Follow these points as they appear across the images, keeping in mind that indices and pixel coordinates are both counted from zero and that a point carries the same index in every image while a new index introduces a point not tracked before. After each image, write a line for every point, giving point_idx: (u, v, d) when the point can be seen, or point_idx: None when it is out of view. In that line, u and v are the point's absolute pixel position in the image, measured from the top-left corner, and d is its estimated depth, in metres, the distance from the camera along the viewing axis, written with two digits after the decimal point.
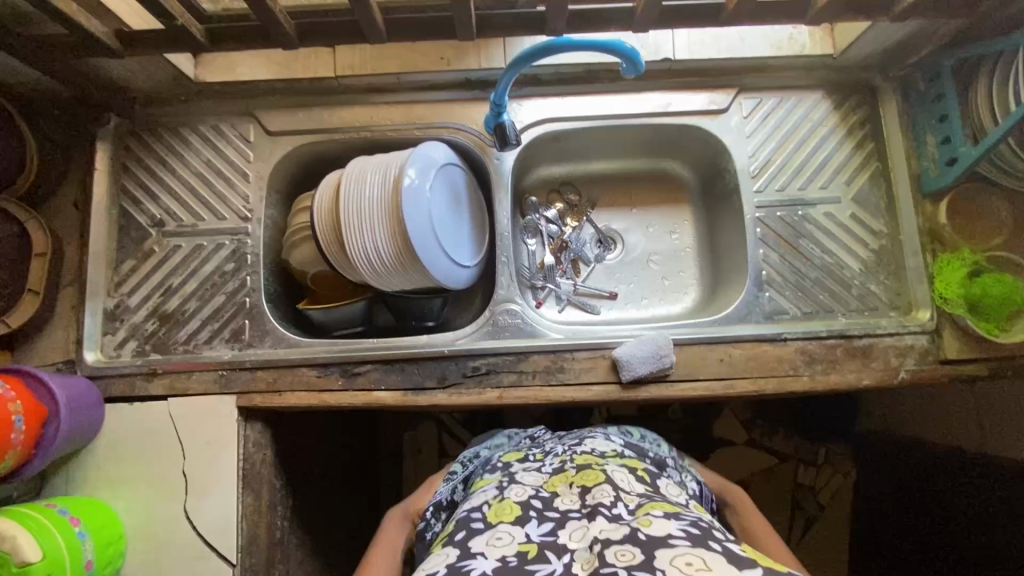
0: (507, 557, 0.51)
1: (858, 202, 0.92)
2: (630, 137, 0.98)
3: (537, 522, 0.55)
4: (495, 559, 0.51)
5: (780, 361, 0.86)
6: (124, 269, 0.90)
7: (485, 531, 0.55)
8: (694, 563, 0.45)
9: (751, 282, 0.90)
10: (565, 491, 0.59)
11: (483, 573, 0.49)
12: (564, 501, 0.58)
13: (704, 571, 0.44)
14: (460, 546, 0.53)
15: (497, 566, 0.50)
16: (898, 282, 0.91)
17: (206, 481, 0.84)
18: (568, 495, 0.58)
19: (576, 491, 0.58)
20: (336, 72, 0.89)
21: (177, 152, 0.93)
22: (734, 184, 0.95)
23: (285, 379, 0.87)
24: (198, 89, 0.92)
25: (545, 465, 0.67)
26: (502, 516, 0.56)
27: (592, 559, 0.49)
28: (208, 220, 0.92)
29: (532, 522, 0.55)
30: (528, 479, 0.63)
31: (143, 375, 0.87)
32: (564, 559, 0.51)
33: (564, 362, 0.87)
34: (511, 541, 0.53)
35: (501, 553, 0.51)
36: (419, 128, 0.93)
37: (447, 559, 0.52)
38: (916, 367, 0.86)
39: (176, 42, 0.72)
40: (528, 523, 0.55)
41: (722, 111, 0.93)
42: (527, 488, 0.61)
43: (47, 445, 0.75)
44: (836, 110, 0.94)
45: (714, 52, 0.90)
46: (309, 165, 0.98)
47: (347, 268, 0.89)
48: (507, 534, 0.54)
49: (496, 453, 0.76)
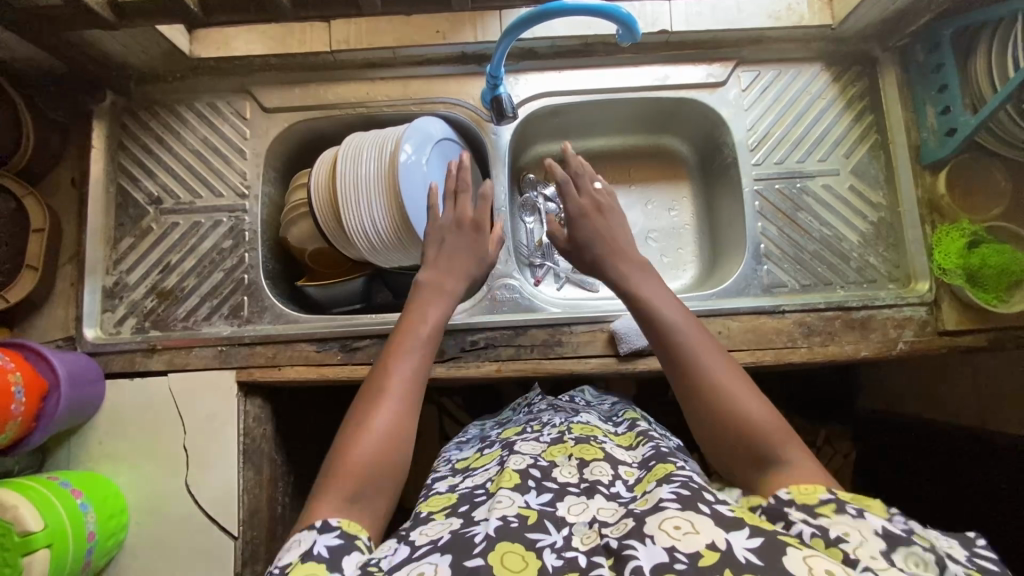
0: (508, 517, 0.49)
1: (857, 175, 0.92)
2: (628, 112, 0.98)
3: (537, 492, 0.54)
4: (496, 520, 0.49)
5: (779, 333, 0.86)
6: (123, 247, 0.90)
7: (486, 501, 0.54)
8: (682, 527, 0.45)
9: (749, 255, 0.90)
10: (564, 462, 0.60)
11: (486, 534, 0.47)
12: (563, 472, 0.58)
13: (693, 535, 0.44)
14: (463, 517, 0.53)
15: (498, 527, 0.48)
16: (898, 255, 0.90)
17: (207, 455, 0.84)
18: (568, 466, 0.59)
19: (575, 463, 0.59)
20: (331, 46, 0.89)
21: (174, 129, 0.93)
22: (732, 158, 0.95)
23: (284, 354, 0.87)
24: (194, 66, 0.91)
25: (542, 436, 0.67)
26: (502, 484, 0.55)
27: (591, 534, 0.49)
28: (205, 197, 0.92)
29: (531, 491, 0.54)
30: (525, 449, 0.63)
31: (142, 352, 0.87)
32: (564, 532, 0.49)
33: (562, 336, 0.87)
34: (511, 504, 0.51)
35: (501, 513, 0.50)
36: (415, 103, 0.92)
37: (450, 526, 0.51)
38: (914, 338, 0.86)
39: (169, 13, 0.72)
40: (527, 491, 0.54)
41: (720, 84, 0.93)
42: (524, 457, 0.60)
43: (48, 418, 0.75)
44: (835, 82, 0.93)
45: (712, 23, 0.89)
46: (307, 143, 0.97)
47: (345, 245, 0.89)
48: (507, 497, 0.52)
49: (496, 431, 0.77)
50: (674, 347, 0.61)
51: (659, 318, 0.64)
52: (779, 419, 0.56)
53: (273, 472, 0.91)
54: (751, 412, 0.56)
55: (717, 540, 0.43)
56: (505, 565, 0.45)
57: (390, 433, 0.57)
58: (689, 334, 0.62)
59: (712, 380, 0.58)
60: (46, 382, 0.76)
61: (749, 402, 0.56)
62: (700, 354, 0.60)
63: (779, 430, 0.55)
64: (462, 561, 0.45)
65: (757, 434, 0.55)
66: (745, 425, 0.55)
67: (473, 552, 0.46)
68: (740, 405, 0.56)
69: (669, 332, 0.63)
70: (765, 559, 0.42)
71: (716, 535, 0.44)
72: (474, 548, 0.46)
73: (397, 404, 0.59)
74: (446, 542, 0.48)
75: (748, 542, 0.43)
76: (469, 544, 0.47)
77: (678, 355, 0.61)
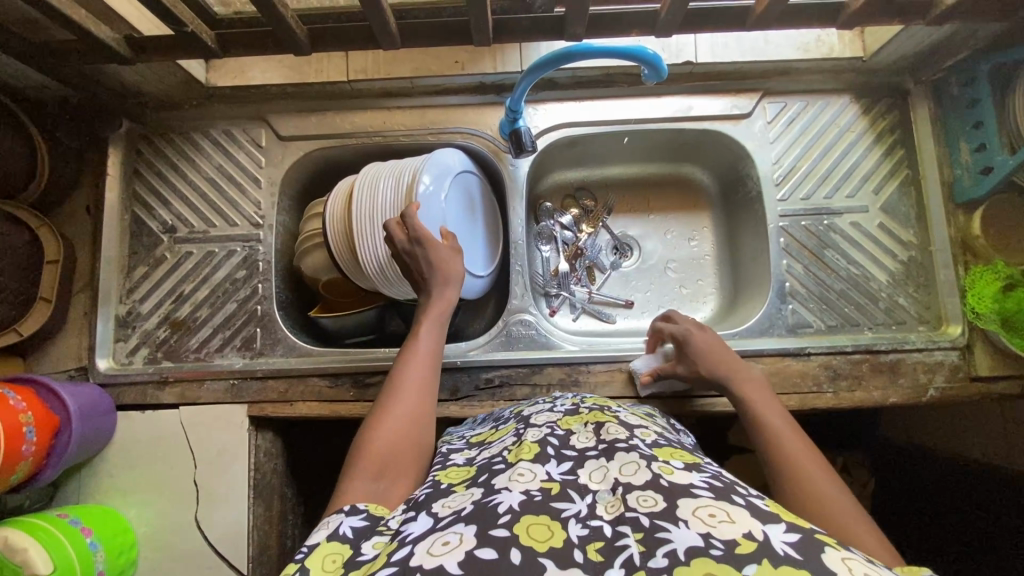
0: (531, 491, 0.47)
1: (886, 212, 0.89)
2: (649, 142, 0.96)
3: (557, 461, 0.51)
4: (519, 494, 0.46)
5: (803, 376, 0.83)
6: (136, 275, 0.90)
7: (506, 469, 0.51)
8: (717, 514, 0.42)
9: (774, 295, 0.88)
10: (580, 430, 0.57)
11: (511, 508, 0.45)
12: (580, 440, 0.55)
13: (728, 523, 0.41)
14: (484, 485, 0.50)
15: (523, 501, 0.46)
16: (929, 296, 0.87)
17: (217, 491, 0.83)
18: (584, 432, 0.56)
19: (591, 429, 0.56)
20: (348, 76, 0.88)
21: (189, 157, 0.92)
22: (757, 193, 0.92)
23: (296, 390, 0.86)
24: (210, 94, 0.91)
25: (556, 407, 0.64)
26: (522, 455, 0.53)
27: (615, 501, 0.46)
28: (219, 226, 0.91)
29: (551, 461, 0.51)
30: (541, 420, 0.60)
31: (154, 384, 0.86)
32: (587, 500, 0.47)
33: (580, 374, 0.85)
34: (533, 478, 0.49)
35: (524, 487, 0.47)
36: (433, 133, 0.91)
37: (472, 497, 0.48)
38: (945, 384, 0.83)
39: (185, 49, 0.71)
40: (547, 461, 0.51)
41: (745, 116, 0.90)
42: (542, 428, 0.58)
43: (58, 455, 0.75)
44: (865, 114, 0.90)
45: (738, 55, 0.86)
46: (321, 172, 0.96)
47: (358, 275, 0.87)
48: (529, 471, 0.50)
49: (509, 410, 0.72)
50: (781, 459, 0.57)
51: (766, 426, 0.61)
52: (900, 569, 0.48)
53: (282, 507, 0.90)
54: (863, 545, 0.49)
55: (754, 531, 0.40)
56: (530, 535, 0.42)
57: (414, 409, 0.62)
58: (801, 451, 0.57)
59: (818, 497, 0.52)
60: (57, 418, 0.75)
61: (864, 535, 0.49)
62: (796, 457, 0.57)
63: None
64: (488, 531, 0.43)
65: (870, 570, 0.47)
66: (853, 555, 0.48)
67: (496, 523, 0.43)
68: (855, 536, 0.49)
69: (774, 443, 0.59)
70: (805, 553, 0.39)
71: (752, 525, 0.41)
72: (499, 518, 0.44)
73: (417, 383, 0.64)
74: (470, 512, 0.45)
75: (785, 536, 0.40)
76: (493, 514, 0.44)
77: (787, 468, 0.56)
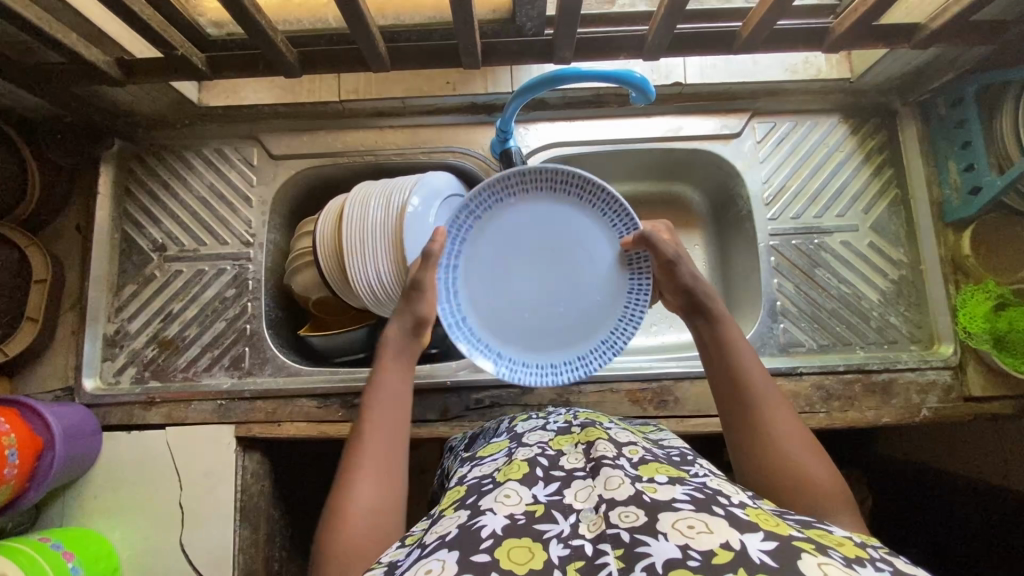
0: (516, 515, 0.47)
1: (876, 231, 0.89)
2: (640, 161, 0.96)
3: (544, 483, 0.50)
4: (503, 518, 0.46)
5: (795, 396, 0.83)
6: (125, 294, 0.89)
7: (493, 490, 0.51)
8: (696, 526, 0.41)
9: (765, 313, 0.87)
10: (571, 450, 0.55)
11: (494, 533, 0.44)
12: (570, 460, 0.54)
13: (705, 534, 0.40)
14: (471, 507, 0.49)
15: (506, 525, 0.45)
16: (920, 315, 0.87)
17: (203, 514, 0.82)
18: (575, 453, 0.55)
19: (582, 449, 0.55)
20: (340, 96, 0.88)
21: (180, 176, 0.92)
22: (747, 212, 0.92)
23: (284, 410, 0.85)
24: (202, 113, 0.91)
25: (550, 424, 0.63)
26: (510, 475, 0.52)
27: (598, 519, 0.44)
28: (209, 244, 0.90)
29: (539, 482, 0.51)
30: (533, 440, 0.59)
31: (141, 404, 0.85)
32: (571, 520, 0.46)
33: (571, 395, 0.84)
34: (519, 501, 0.48)
35: (509, 511, 0.47)
36: (424, 153, 0.91)
37: (457, 520, 0.48)
38: (938, 404, 0.83)
39: (176, 71, 0.72)
40: (534, 483, 0.50)
41: (734, 136, 0.90)
42: (532, 448, 0.57)
43: (42, 477, 0.74)
44: (854, 134, 0.91)
45: (725, 76, 0.87)
46: (313, 190, 0.96)
47: (348, 293, 0.86)
48: (515, 492, 0.49)
49: (504, 420, 0.72)
50: (741, 394, 0.60)
51: (728, 353, 0.63)
52: (840, 485, 0.54)
53: (270, 529, 0.89)
54: (813, 474, 0.54)
55: (731, 540, 0.40)
56: (510, 559, 0.42)
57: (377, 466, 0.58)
58: (761, 384, 0.60)
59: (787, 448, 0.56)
60: (41, 439, 0.74)
61: (814, 466, 0.54)
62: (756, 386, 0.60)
63: (842, 502, 0.53)
64: (469, 556, 0.42)
65: (818, 500, 0.52)
66: (804, 486, 0.53)
67: (478, 548, 0.43)
68: (805, 467, 0.54)
69: (735, 375, 0.61)
70: (781, 559, 0.38)
71: (730, 535, 0.40)
72: (481, 543, 0.43)
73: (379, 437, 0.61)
74: (454, 537, 0.45)
75: (762, 544, 0.40)
76: (476, 539, 0.44)
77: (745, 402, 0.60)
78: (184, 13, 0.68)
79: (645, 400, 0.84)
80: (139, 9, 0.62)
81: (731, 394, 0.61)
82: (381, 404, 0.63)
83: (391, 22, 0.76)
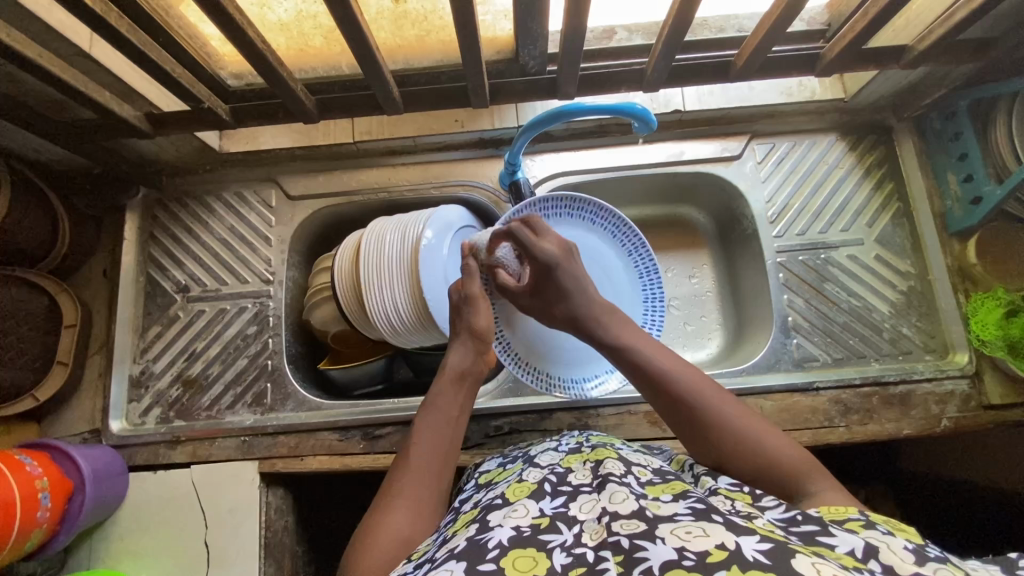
0: (521, 526, 0.47)
1: (881, 243, 0.91)
2: (646, 186, 0.98)
3: (551, 497, 0.51)
4: (510, 529, 0.47)
5: (814, 412, 0.83)
6: (150, 335, 0.92)
7: (503, 506, 0.52)
8: (693, 531, 0.42)
9: (778, 329, 0.88)
10: (580, 467, 0.57)
11: (501, 543, 0.45)
12: (578, 476, 0.55)
13: (701, 537, 0.41)
14: (480, 523, 0.50)
15: (512, 536, 0.46)
16: (933, 324, 0.88)
17: (227, 553, 0.82)
18: (582, 470, 0.56)
19: (590, 467, 0.56)
20: (354, 137, 0.92)
21: (201, 219, 0.95)
22: (753, 230, 0.94)
23: (306, 444, 0.86)
24: (223, 159, 0.95)
25: (561, 445, 0.65)
26: (519, 493, 0.53)
27: (599, 529, 0.46)
28: (230, 283, 0.93)
29: (546, 497, 0.52)
30: (545, 460, 0.60)
31: (166, 443, 0.87)
32: (575, 530, 0.47)
33: (590, 418, 0.85)
34: (526, 514, 0.49)
35: (515, 523, 0.48)
36: (435, 187, 0.95)
37: (466, 533, 0.49)
38: (958, 414, 0.83)
39: (202, 121, 0.77)
40: (543, 497, 0.52)
41: (735, 158, 0.93)
42: (542, 468, 0.58)
43: (72, 519, 0.75)
44: (851, 150, 0.93)
45: (724, 103, 0.90)
46: (330, 228, 0.99)
47: (365, 325, 0.87)
48: (523, 507, 0.50)
49: (518, 449, 0.72)
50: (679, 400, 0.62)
51: (648, 370, 0.64)
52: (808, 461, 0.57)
53: (294, 565, 0.89)
54: (781, 454, 0.57)
55: (726, 541, 0.40)
56: (516, 566, 0.42)
57: (418, 507, 0.59)
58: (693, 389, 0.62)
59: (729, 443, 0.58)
60: (71, 482, 0.76)
61: (777, 443, 0.58)
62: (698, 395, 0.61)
63: (812, 471, 0.56)
64: (475, 565, 0.43)
65: None
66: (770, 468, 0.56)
67: (484, 557, 0.44)
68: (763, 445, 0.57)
69: (662, 381, 0.63)
70: (775, 557, 0.38)
71: (725, 537, 0.40)
72: (487, 552, 0.44)
73: (425, 468, 0.63)
74: (462, 549, 0.46)
75: (757, 544, 0.40)
76: (483, 549, 0.45)
77: (679, 404, 0.62)
78: (209, 67, 0.73)
79: (664, 421, 0.84)
80: (171, 68, 0.67)
81: (668, 407, 0.63)
82: (430, 434, 0.65)
83: (402, 66, 0.80)
